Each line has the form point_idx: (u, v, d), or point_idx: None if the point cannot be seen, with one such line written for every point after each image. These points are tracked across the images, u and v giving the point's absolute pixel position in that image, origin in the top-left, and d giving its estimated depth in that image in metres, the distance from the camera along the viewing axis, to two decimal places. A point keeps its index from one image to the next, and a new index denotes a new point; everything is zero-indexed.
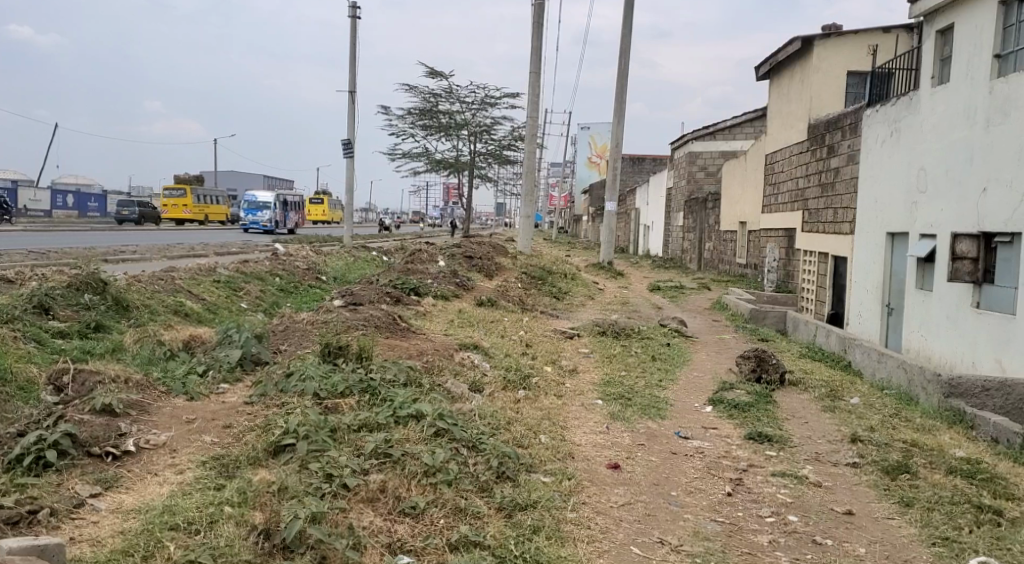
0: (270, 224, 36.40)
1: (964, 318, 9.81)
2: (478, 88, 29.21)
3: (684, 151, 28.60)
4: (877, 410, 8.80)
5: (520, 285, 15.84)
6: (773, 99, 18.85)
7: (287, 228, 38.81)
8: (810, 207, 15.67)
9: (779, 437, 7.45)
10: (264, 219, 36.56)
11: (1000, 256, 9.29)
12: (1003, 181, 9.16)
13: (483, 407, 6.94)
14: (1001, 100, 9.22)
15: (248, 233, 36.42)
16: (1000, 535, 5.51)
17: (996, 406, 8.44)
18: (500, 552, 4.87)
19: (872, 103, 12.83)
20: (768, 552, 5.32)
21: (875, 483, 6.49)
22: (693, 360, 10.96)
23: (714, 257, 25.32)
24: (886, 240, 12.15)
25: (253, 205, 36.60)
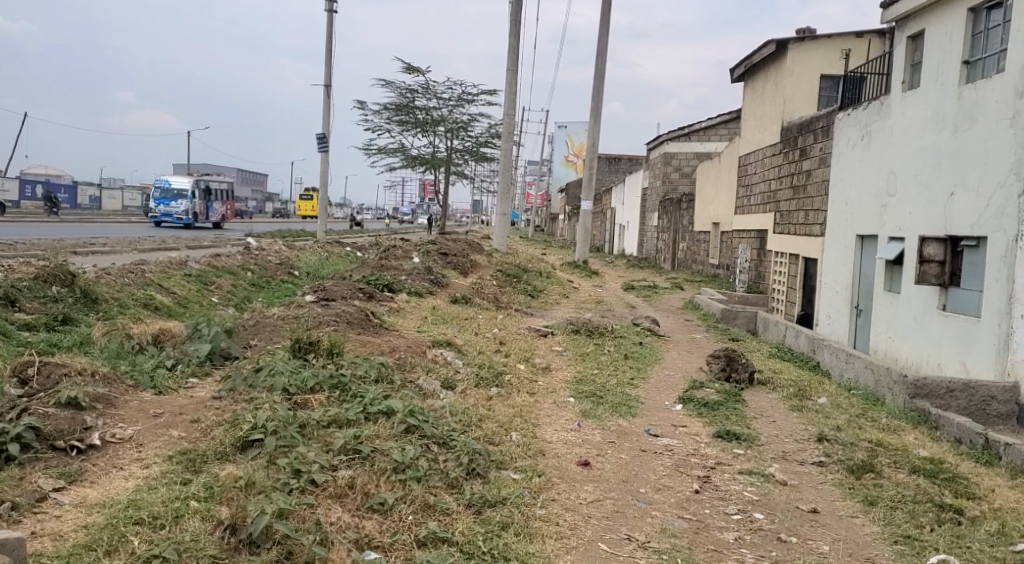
0: (186, 217, 32.32)
1: (930, 320, 9.96)
2: (455, 84, 29.16)
3: (659, 151, 28.77)
4: (844, 410, 8.91)
5: (494, 283, 15.82)
6: (748, 101, 18.99)
7: (207, 219, 34.64)
8: (782, 209, 15.83)
9: (747, 435, 7.53)
10: (178, 210, 32.36)
11: (966, 259, 9.44)
12: (969, 186, 9.31)
13: (454, 404, 6.95)
14: (969, 106, 9.37)
15: (162, 229, 31.94)
16: (960, 534, 5.58)
17: (960, 407, 8.58)
18: (468, 549, 4.87)
19: (844, 107, 12.98)
20: (734, 549, 5.37)
21: (840, 482, 6.58)
22: (664, 359, 11.02)
23: (687, 257, 25.48)
24: (856, 242, 12.31)
25: (166, 194, 32.47)
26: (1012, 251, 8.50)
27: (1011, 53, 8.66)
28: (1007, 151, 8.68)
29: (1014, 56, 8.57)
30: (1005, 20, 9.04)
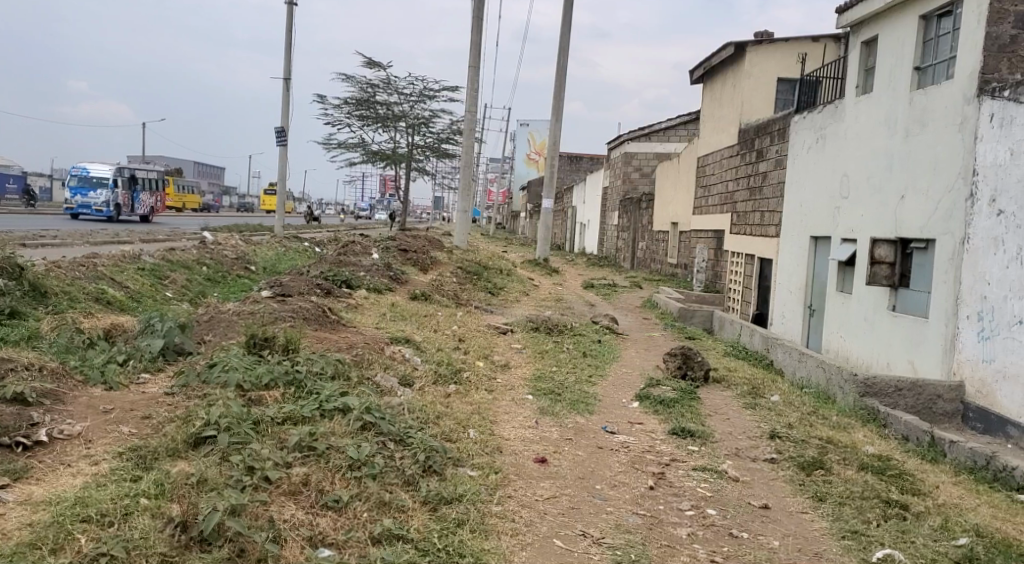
0: (105, 209, 29.95)
1: (881, 320, 10.18)
2: (416, 80, 29.04)
3: (620, 150, 28.95)
4: (796, 408, 9.07)
5: (454, 280, 15.80)
6: (707, 103, 19.17)
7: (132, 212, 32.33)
8: (739, 210, 16.02)
9: (702, 432, 7.62)
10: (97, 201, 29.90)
11: (915, 261, 9.66)
12: (919, 190, 9.51)
13: (412, 401, 6.93)
14: (919, 112, 9.58)
15: (78, 221, 29.51)
16: (905, 529, 5.71)
17: (908, 405, 8.78)
18: (423, 546, 4.86)
19: (800, 110, 13.18)
20: (686, 545, 5.44)
21: (791, 478, 6.70)
22: (622, 357, 11.11)
23: (646, 257, 25.68)
24: (810, 243, 12.52)
25: (83, 183, 29.91)
26: (959, 254, 8.70)
27: (959, 60, 8.86)
28: (955, 156, 8.89)
29: (962, 64, 8.77)
30: (954, 28, 9.25)
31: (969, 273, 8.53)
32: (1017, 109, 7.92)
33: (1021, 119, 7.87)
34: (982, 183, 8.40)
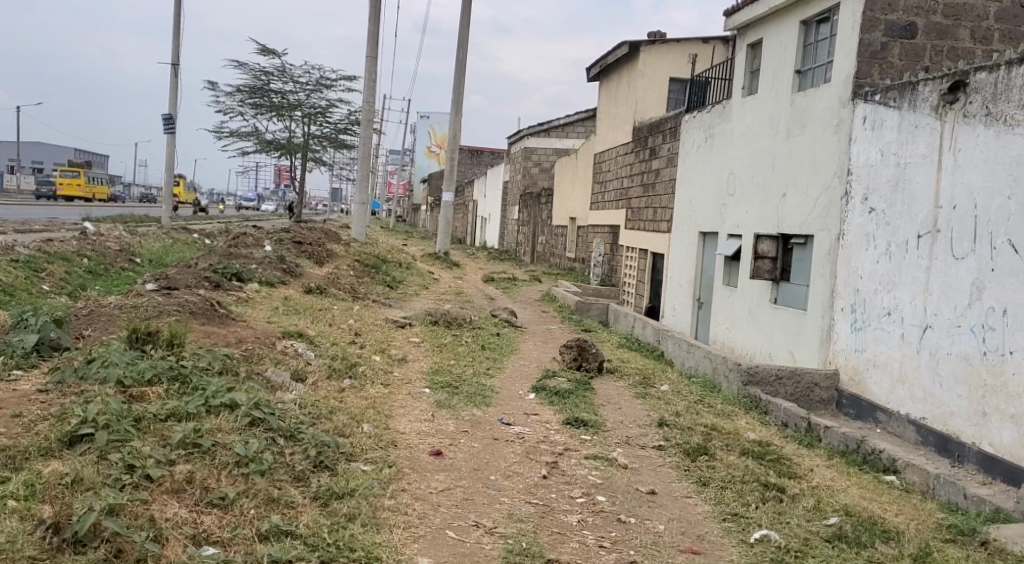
0: None
1: (764, 312, 10.64)
2: (313, 68, 28.50)
3: (519, 145, 29.14)
4: (683, 397, 9.37)
5: (351, 273, 15.60)
6: (603, 100, 19.51)
7: None
8: (633, 206, 16.41)
9: (594, 422, 7.79)
10: None
11: (795, 255, 10.12)
12: (799, 187, 9.96)
13: (304, 397, 6.83)
14: (799, 113, 10.02)
15: None
16: (781, 510, 5.97)
17: (787, 393, 9.19)
18: (312, 541, 4.79)
19: (691, 109, 13.59)
20: (576, 531, 5.52)
21: (677, 464, 6.93)
22: (519, 349, 11.23)
23: (546, 251, 26.00)
24: (699, 239, 12.95)
25: None
26: (835, 249, 9.17)
27: (835, 65, 9.31)
28: (831, 156, 9.34)
29: (838, 68, 9.22)
30: (831, 33, 9.70)
31: (844, 267, 9.00)
32: (887, 112, 8.37)
33: (891, 122, 8.33)
34: (855, 182, 8.86)
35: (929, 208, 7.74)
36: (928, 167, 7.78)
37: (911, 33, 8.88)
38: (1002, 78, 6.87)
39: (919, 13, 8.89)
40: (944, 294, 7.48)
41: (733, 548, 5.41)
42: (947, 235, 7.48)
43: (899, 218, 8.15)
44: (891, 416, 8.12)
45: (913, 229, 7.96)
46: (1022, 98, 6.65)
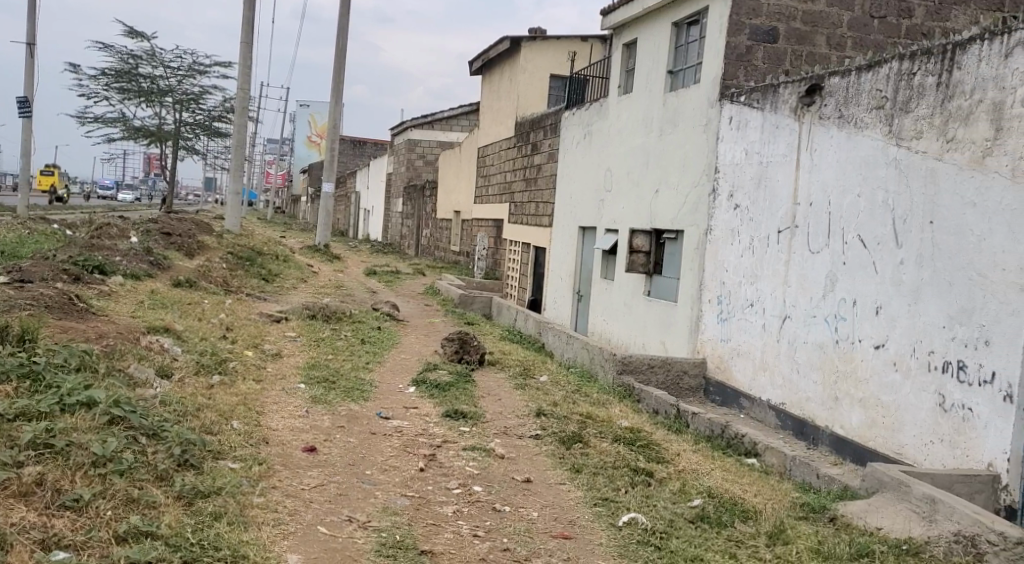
0: None
1: (638, 304, 10.97)
2: (184, 53, 27.40)
3: (402, 137, 28.87)
4: (561, 387, 9.53)
5: (224, 265, 15.10)
6: (486, 95, 19.59)
7: None
8: (516, 200, 16.60)
9: (473, 413, 7.84)
10: None
11: (668, 250, 10.48)
12: (671, 184, 10.30)
13: (169, 394, 6.58)
14: (671, 112, 10.35)
15: None
16: (649, 494, 6.16)
17: (658, 382, 9.46)
18: (174, 541, 4.62)
19: (570, 105, 13.83)
20: (451, 521, 5.49)
21: (552, 453, 7.06)
22: (401, 343, 11.17)
23: (429, 244, 25.92)
24: (578, 233, 13.22)
25: None
26: (704, 244, 9.54)
27: (704, 66, 9.66)
28: (700, 154, 9.71)
29: (707, 70, 9.56)
30: (700, 35, 10.03)
31: (712, 261, 9.38)
32: (751, 113, 8.75)
33: (755, 123, 8.71)
34: (723, 179, 9.23)
35: (788, 205, 8.14)
36: (788, 166, 8.18)
37: (773, 38, 9.29)
38: (852, 82, 7.26)
39: (780, 18, 9.30)
40: (801, 286, 7.89)
41: (602, 531, 5.49)
42: (805, 231, 7.89)
43: (762, 214, 8.53)
44: (754, 402, 8.52)
45: (774, 225, 8.36)
46: (870, 103, 7.06)
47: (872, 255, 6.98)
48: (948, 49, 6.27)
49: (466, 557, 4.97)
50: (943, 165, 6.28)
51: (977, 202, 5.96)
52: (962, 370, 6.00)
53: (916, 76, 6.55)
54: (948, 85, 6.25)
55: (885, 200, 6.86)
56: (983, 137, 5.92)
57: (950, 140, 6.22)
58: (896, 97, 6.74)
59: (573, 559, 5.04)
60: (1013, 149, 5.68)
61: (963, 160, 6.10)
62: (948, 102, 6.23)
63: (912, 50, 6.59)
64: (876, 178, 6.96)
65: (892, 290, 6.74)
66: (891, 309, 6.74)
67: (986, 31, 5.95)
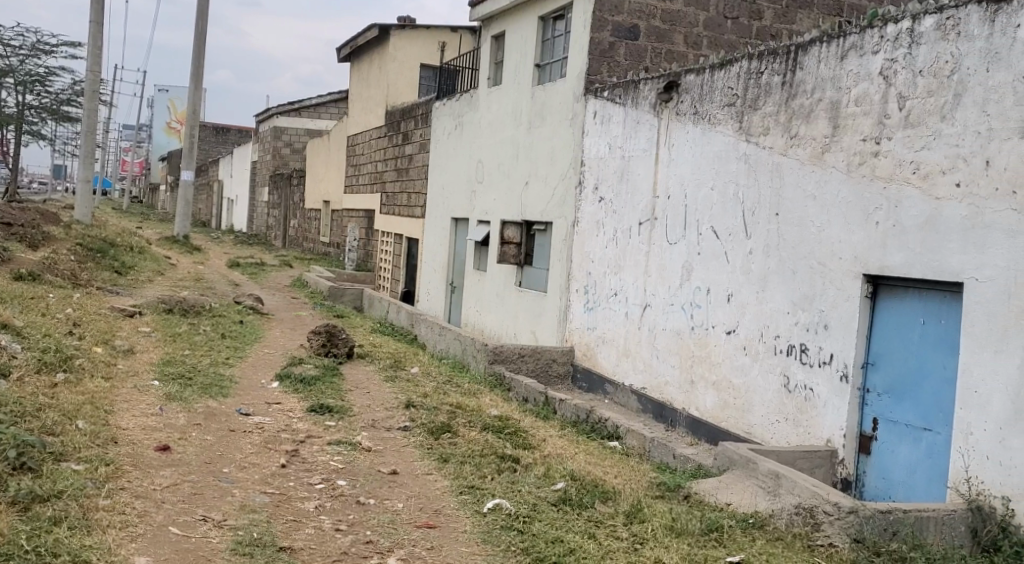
0: None
1: (509, 294, 11.11)
2: (28, 31, 25.63)
3: (268, 124, 27.99)
4: (432, 378, 9.53)
5: (73, 256, 14.28)
6: (356, 83, 19.29)
7: None
8: (387, 190, 16.46)
9: (339, 407, 7.74)
10: None
11: (538, 241, 10.66)
12: (540, 176, 10.48)
13: (6, 394, 6.18)
14: (539, 106, 10.51)
15: None
16: (515, 480, 6.25)
17: (529, 370, 9.60)
18: (7, 549, 4.31)
19: (441, 96, 13.81)
20: (313, 517, 5.41)
21: (420, 444, 7.06)
22: (265, 337, 10.89)
23: (298, 235, 25.33)
24: (450, 224, 13.24)
25: None
26: (572, 235, 9.75)
27: (570, 61, 9.85)
28: (566, 147, 9.91)
29: (572, 65, 9.76)
30: (566, 30, 10.20)
31: (579, 251, 9.59)
32: (614, 108, 8.99)
33: (617, 117, 8.95)
34: (589, 172, 9.44)
35: (649, 198, 8.41)
36: (648, 160, 8.44)
37: (634, 35, 9.56)
38: (706, 80, 7.57)
39: (641, 16, 9.57)
40: (661, 275, 8.17)
41: (466, 519, 5.53)
42: (664, 222, 8.17)
43: (624, 206, 8.79)
44: (618, 388, 8.78)
45: (636, 217, 8.62)
46: (723, 100, 7.38)
47: (725, 245, 7.31)
48: (792, 50, 6.63)
49: (327, 552, 4.89)
50: (787, 160, 6.63)
51: (817, 196, 6.32)
52: (805, 352, 6.37)
53: (764, 75, 6.89)
54: (792, 84, 6.60)
55: (736, 193, 7.18)
56: (822, 135, 6.29)
57: (793, 136, 6.58)
58: (745, 95, 7.08)
59: (436, 547, 5.05)
60: (848, 146, 6.06)
61: (805, 156, 6.46)
62: (792, 100, 6.58)
63: (760, 51, 6.93)
64: (728, 172, 7.29)
65: (742, 278, 7.09)
66: (742, 296, 7.08)
67: (825, 35, 6.32)
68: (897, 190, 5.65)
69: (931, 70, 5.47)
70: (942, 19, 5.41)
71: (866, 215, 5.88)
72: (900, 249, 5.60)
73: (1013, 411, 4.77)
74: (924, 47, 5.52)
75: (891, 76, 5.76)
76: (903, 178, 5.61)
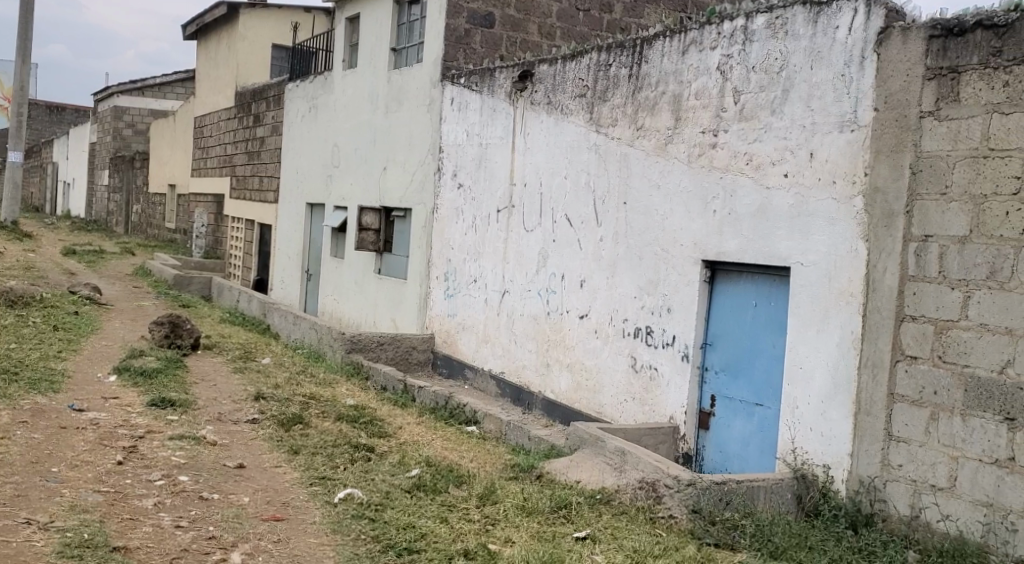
0: None
1: (368, 281, 11.00)
2: None
3: (107, 103, 26.42)
4: (285, 368, 9.31)
5: None
6: (203, 63, 18.48)
7: None
8: (238, 174, 15.90)
9: (183, 401, 7.45)
10: None
11: (396, 228, 10.59)
12: (398, 162, 10.40)
13: None
14: (396, 91, 10.43)
15: None
16: (368, 468, 6.21)
17: (387, 358, 9.52)
18: None
19: (294, 78, 13.45)
20: (151, 515, 5.18)
21: (270, 436, 6.89)
22: (103, 329, 10.32)
23: (141, 222, 24.09)
24: (305, 209, 12.94)
25: None
26: (430, 221, 9.74)
27: (427, 46, 9.81)
28: (424, 133, 9.88)
29: (429, 50, 9.72)
30: (422, 15, 10.14)
31: (438, 238, 9.61)
32: (470, 95, 9.03)
33: (474, 104, 9.00)
34: (446, 159, 9.46)
35: (505, 184, 8.50)
36: (504, 148, 8.53)
37: (489, 22, 9.63)
38: (559, 70, 7.72)
39: (495, 4, 9.63)
40: (518, 261, 8.30)
41: (316, 510, 5.45)
42: (520, 209, 8.30)
43: (482, 194, 8.86)
44: (476, 373, 8.86)
45: (493, 204, 8.70)
46: (574, 90, 7.54)
47: (577, 232, 7.50)
48: (638, 43, 6.85)
49: (166, 550, 4.69)
50: (635, 150, 6.86)
51: (662, 185, 6.57)
52: (651, 335, 6.63)
53: (612, 67, 7.10)
54: (638, 77, 6.83)
55: (587, 182, 7.37)
56: (666, 126, 6.55)
57: (639, 127, 6.81)
58: (596, 86, 7.27)
59: (283, 540, 4.96)
60: (688, 138, 6.34)
61: (649, 147, 6.70)
62: (638, 92, 6.81)
63: (608, 43, 7.13)
64: (580, 161, 7.46)
65: (594, 264, 7.29)
66: (594, 282, 7.28)
67: (668, 30, 6.55)
68: (732, 179, 5.96)
69: (763, 67, 5.78)
70: (771, 18, 5.72)
71: (705, 204, 6.17)
72: (735, 236, 5.91)
73: (832, 385, 5.15)
74: (756, 45, 5.83)
75: (726, 72, 6.05)
76: (738, 168, 5.92)
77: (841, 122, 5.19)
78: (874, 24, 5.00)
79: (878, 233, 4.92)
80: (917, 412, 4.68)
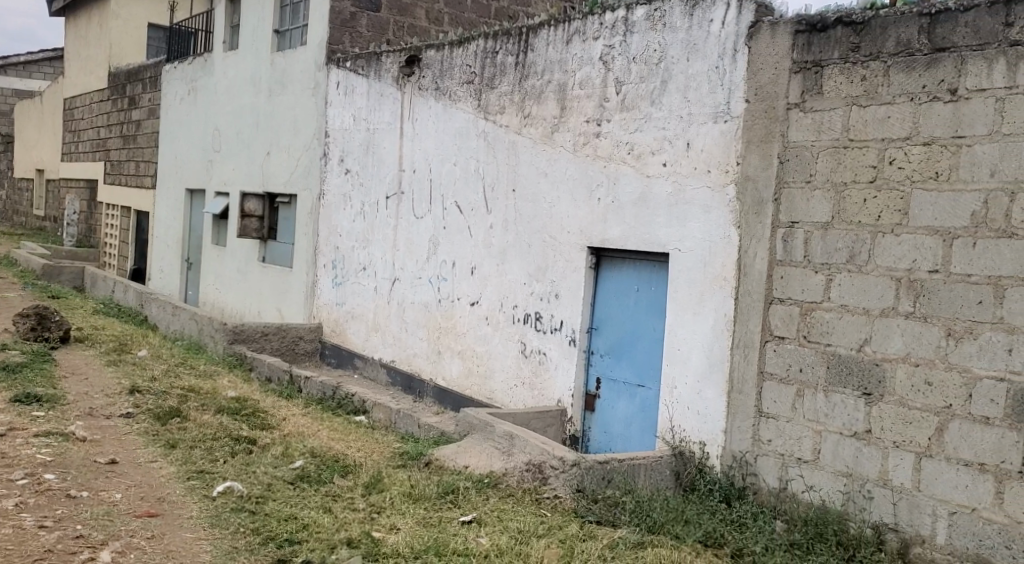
0: None
1: (252, 270, 10.72)
2: None
3: None
4: (163, 360, 8.98)
5: None
6: (73, 40, 17.51)
7: None
8: (112, 159, 15.19)
9: (50, 396, 7.10)
10: None
11: (281, 215, 10.35)
12: (283, 147, 10.16)
13: None
14: (280, 74, 10.17)
15: None
16: (249, 461, 6.07)
17: (273, 349, 9.30)
18: None
19: (171, 59, 12.94)
20: (12, 516, 4.92)
21: (145, 431, 6.64)
22: None
23: (7, 209, 22.68)
24: (185, 195, 12.49)
25: None
26: (317, 208, 9.57)
27: (311, 29, 9.61)
28: (310, 118, 9.67)
29: (313, 32, 9.53)
30: None
31: (325, 224, 9.45)
32: (357, 79, 8.90)
33: (360, 89, 8.88)
34: (333, 144, 9.30)
35: (394, 171, 8.43)
36: (392, 134, 8.46)
37: (374, 6, 9.50)
38: (446, 57, 7.70)
39: None
40: (408, 249, 8.25)
41: (194, 505, 5.29)
42: (409, 196, 8.25)
43: (370, 180, 8.76)
44: (366, 362, 8.78)
45: (381, 191, 8.62)
46: (462, 76, 7.53)
47: (467, 219, 7.51)
48: (523, 32, 6.90)
49: (28, 552, 4.47)
50: (522, 138, 6.91)
51: (549, 172, 6.65)
52: (539, 320, 6.72)
53: (498, 55, 7.13)
54: (524, 65, 6.88)
55: (476, 169, 7.39)
56: (551, 115, 6.63)
57: (526, 116, 6.87)
58: (483, 74, 7.29)
59: (156, 536, 4.80)
60: (572, 127, 6.44)
61: (536, 135, 6.77)
62: (524, 81, 6.87)
63: (495, 31, 7.15)
64: (468, 148, 7.47)
65: (483, 251, 7.32)
66: (483, 270, 7.32)
67: (552, 19, 6.62)
68: (614, 168, 6.09)
69: (642, 58, 5.92)
70: (650, 10, 5.86)
71: (589, 192, 6.28)
72: (617, 223, 6.05)
73: (707, 365, 5.35)
74: (636, 36, 5.97)
75: (609, 62, 6.17)
76: (620, 157, 6.06)
77: (715, 113, 5.38)
78: (745, 18, 5.19)
79: (749, 220, 5.13)
80: (785, 389, 4.91)
